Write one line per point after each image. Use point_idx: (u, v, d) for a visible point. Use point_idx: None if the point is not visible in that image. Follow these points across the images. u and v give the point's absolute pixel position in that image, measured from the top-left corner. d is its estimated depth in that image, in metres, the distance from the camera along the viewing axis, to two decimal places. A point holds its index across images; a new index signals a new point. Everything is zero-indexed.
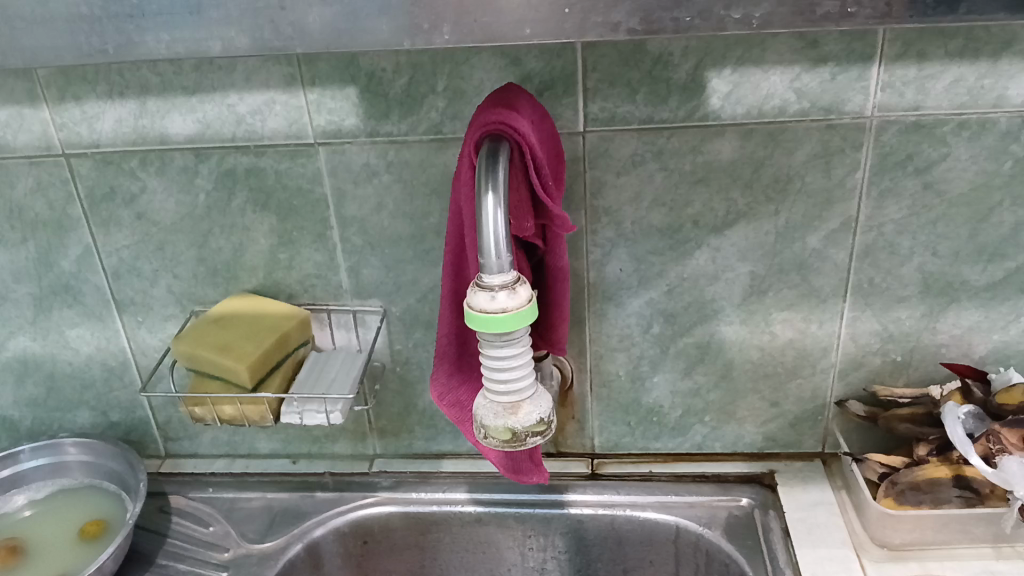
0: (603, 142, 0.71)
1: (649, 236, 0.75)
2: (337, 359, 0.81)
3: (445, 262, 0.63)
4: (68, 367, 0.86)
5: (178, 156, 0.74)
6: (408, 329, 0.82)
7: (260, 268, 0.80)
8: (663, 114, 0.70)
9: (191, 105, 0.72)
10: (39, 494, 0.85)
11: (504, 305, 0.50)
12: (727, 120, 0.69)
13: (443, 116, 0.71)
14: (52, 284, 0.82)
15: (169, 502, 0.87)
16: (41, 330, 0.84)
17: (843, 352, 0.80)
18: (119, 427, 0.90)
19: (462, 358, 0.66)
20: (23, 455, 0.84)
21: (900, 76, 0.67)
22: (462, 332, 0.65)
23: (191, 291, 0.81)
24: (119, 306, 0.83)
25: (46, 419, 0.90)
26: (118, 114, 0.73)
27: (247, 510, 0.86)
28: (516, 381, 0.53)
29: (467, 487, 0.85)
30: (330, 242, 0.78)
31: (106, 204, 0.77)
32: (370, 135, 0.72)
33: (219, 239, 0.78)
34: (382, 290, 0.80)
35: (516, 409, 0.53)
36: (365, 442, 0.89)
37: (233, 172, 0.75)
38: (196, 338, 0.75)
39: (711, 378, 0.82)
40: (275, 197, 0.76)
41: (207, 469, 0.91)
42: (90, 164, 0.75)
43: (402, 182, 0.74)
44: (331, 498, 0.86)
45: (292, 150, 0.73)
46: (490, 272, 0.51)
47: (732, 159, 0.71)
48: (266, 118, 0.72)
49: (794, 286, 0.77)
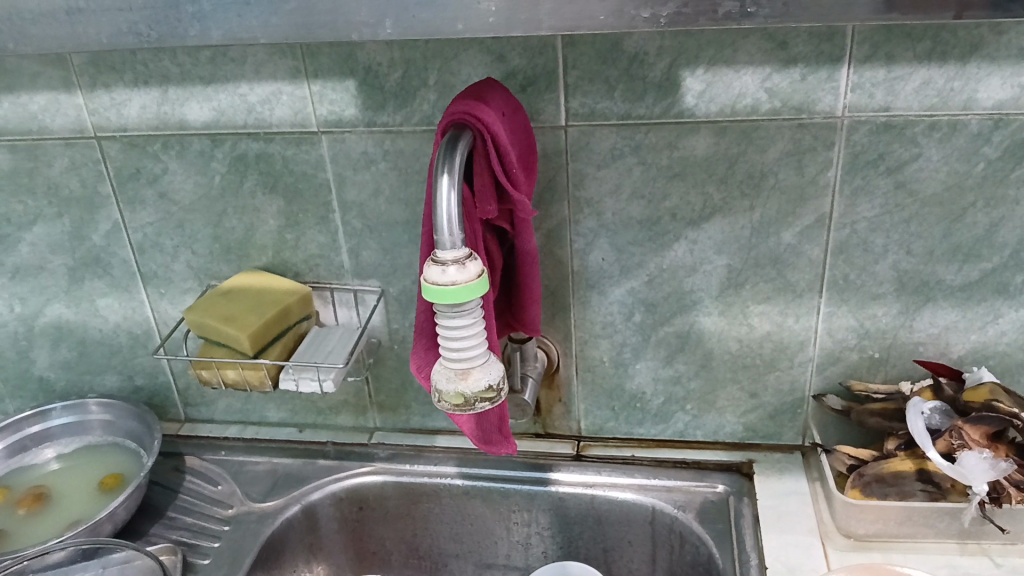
0: (583, 136, 0.75)
1: (628, 227, 0.79)
2: (335, 332, 0.86)
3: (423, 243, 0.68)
4: (98, 333, 0.94)
5: (196, 140, 0.81)
6: (404, 309, 0.87)
7: (269, 247, 0.86)
8: (640, 110, 0.73)
9: (207, 94, 0.78)
10: (66, 449, 0.93)
11: (454, 278, 0.54)
12: (702, 117, 0.73)
13: (434, 108, 0.75)
14: (84, 256, 0.90)
15: (184, 461, 0.94)
16: (74, 299, 0.92)
17: (820, 347, 0.82)
18: (143, 391, 0.98)
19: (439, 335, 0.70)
20: (54, 412, 0.92)
21: (869, 77, 0.69)
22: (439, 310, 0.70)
23: (208, 267, 0.88)
24: (143, 278, 0.90)
25: (79, 381, 0.98)
26: (143, 102, 0.80)
27: (253, 472, 0.92)
28: (468, 349, 0.57)
29: (457, 461, 0.90)
30: (332, 224, 0.83)
31: (132, 183, 0.84)
32: (367, 124, 0.77)
33: (233, 220, 0.85)
34: (380, 271, 0.85)
35: (466, 374, 0.57)
36: (367, 415, 0.95)
37: (245, 157, 0.81)
38: (207, 308, 0.82)
39: (692, 367, 0.85)
40: (283, 180, 0.82)
41: (221, 434, 0.98)
42: (118, 146, 0.82)
43: (398, 170, 0.79)
44: (331, 465, 0.92)
45: (298, 138, 0.79)
46: (444, 248, 0.55)
47: (707, 154, 0.74)
48: (274, 107, 0.78)
49: (770, 280, 0.79)
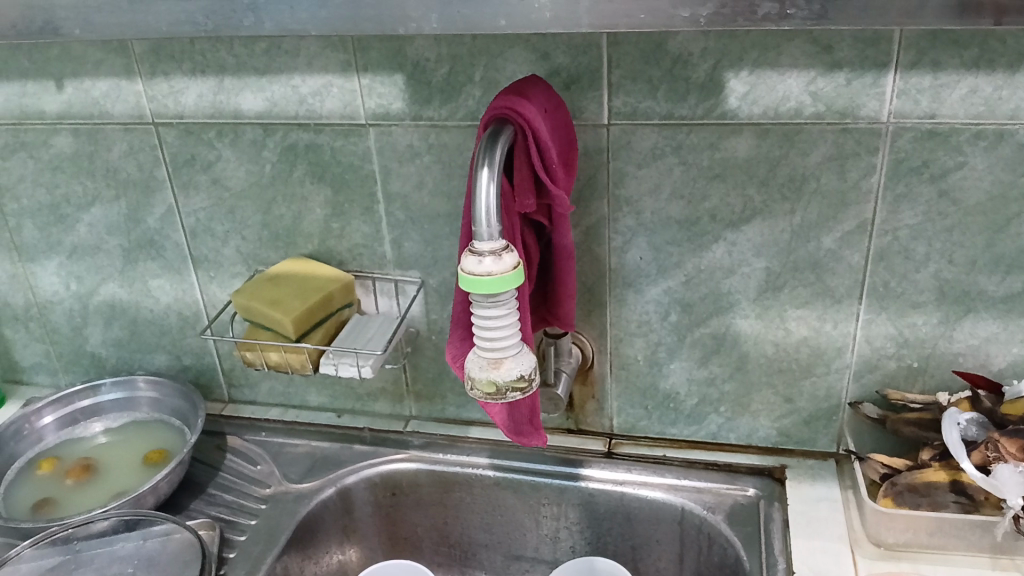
0: (625, 135, 0.76)
1: (667, 226, 0.79)
2: (376, 321, 0.88)
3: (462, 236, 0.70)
4: (150, 313, 0.98)
5: (249, 129, 0.84)
6: (443, 300, 0.88)
7: (316, 235, 0.88)
8: (682, 111, 0.74)
9: (261, 85, 0.81)
10: (114, 424, 0.97)
11: (490, 269, 0.56)
12: (744, 119, 0.73)
13: (479, 103, 0.77)
14: (139, 238, 0.93)
15: (226, 441, 0.97)
16: (128, 279, 0.96)
17: (858, 354, 0.81)
18: (190, 371, 1.01)
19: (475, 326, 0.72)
20: (103, 387, 0.97)
21: (915, 84, 0.69)
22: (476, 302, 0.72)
23: (256, 253, 0.91)
24: (194, 261, 0.93)
25: (130, 358, 1.02)
26: (200, 90, 0.83)
27: (292, 454, 0.94)
28: (500, 339, 0.58)
29: (489, 453, 0.92)
30: (377, 215, 0.85)
31: (187, 169, 0.87)
32: (413, 118, 0.79)
33: (281, 207, 0.87)
34: (421, 262, 0.87)
35: (498, 364, 0.58)
36: (403, 403, 0.97)
37: (295, 146, 0.83)
38: (254, 291, 0.84)
39: (727, 369, 0.85)
40: (331, 170, 0.84)
41: (262, 415, 1.00)
42: (175, 133, 0.85)
43: (442, 163, 0.81)
44: (366, 451, 0.94)
45: (346, 129, 0.81)
46: (481, 239, 0.57)
47: (748, 156, 0.74)
48: (325, 99, 0.80)
49: (808, 285, 0.79)
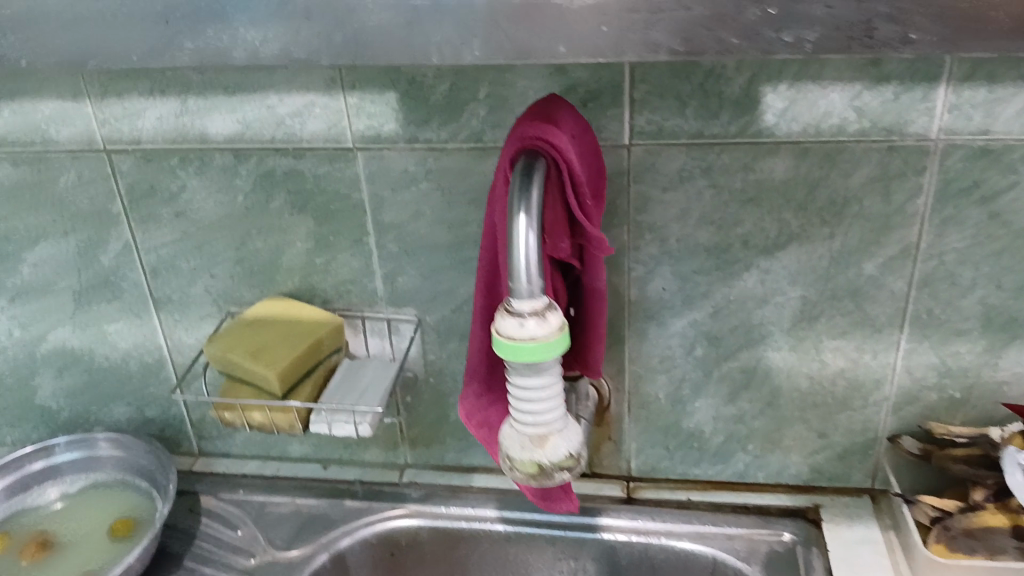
0: (649, 156, 0.68)
1: (695, 254, 0.71)
2: (369, 366, 0.79)
3: (478, 280, 0.62)
4: (107, 361, 0.87)
5: (218, 155, 0.73)
6: (442, 339, 0.80)
7: (297, 271, 0.78)
8: (713, 129, 0.66)
9: (232, 105, 0.71)
10: (72, 487, 0.89)
11: (533, 333, 0.48)
12: (783, 137, 0.65)
13: (484, 124, 0.68)
14: (92, 279, 0.82)
15: (200, 502, 0.88)
16: (82, 323, 0.85)
17: (898, 386, 0.75)
18: (155, 423, 0.91)
19: (493, 378, 0.65)
20: (58, 448, 0.88)
21: (969, 97, 0.63)
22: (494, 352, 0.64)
23: (228, 292, 0.81)
24: (157, 303, 0.83)
25: (86, 410, 0.91)
26: (160, 112, 0.72)
27: (278, 514, 0.86)
28: (545, 413, 0.51)
29: (497, 504, 0.84)
30: (367, 248, 0.76)
31: (146, 201, 0.77)
32: (409, 141, 0.70)
33: (257, 241, 0.77)
34: (418, 298, 0.78)
35: (543, 441, 0.51)
36: (397, 450, 0.88)
37: (273, 173, 0.74)
38: (232, 341, 0.75)
39: (757, 405, 0.78)
40: (313, 200, 0.74)
41: (239, 470, 0.91)
42: (131, 161, 0.75)
43: (441, 190, 0.72)
44: (360, 507, 0.86)
45: (331, 154, 0.72)
46: (520, 297, 0.49)
47: (785, 178, 0.67)
48: (306, 120, 0.71)
49: (847, 314, 0.72)
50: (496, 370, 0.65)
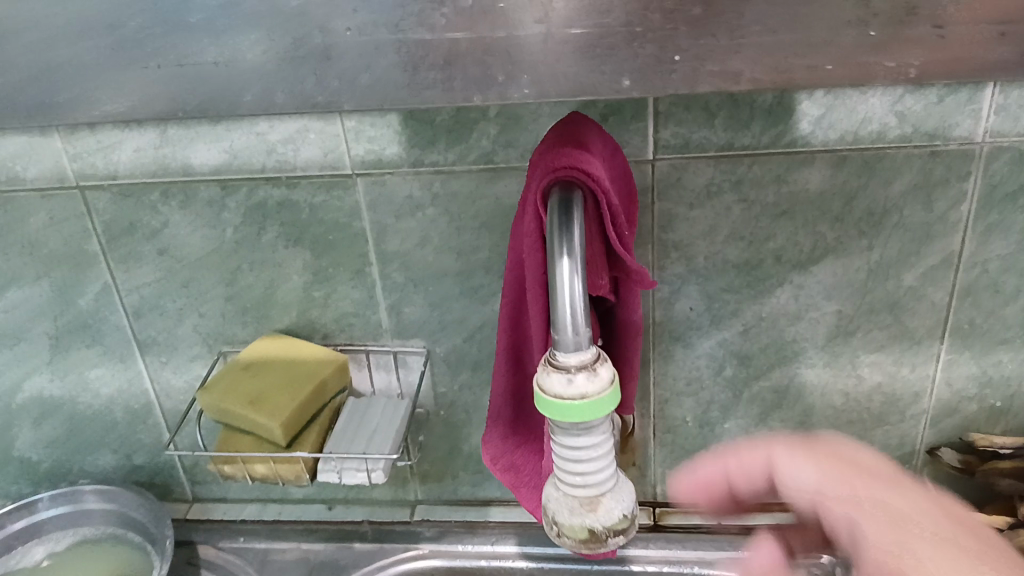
0: (675, 171, 0.63)
1: (724, 272, 0.67)
2: (377, 403, 0.73)
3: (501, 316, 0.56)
4: (90, 408, 0.81)
5: (203, 188, 0.67)
6: (453, 370, 0.75)
7: (294, 306, 0.73)
8: (744, 140, 0.61)
9: (217, 133, 0.65)
10: (58, 546, 0.82)
11: (583, 390, 0.42)
12: (819, 147, 0.61)
13: (495, 144, 0.63)
14: (69, 323, 0.76)
15: (198, 552, 0.81)
16: (60, 370, 0.79)
17: (936, 399, 0.72)
18: (144, 470, 0.85)
19: (519, 419, 0.60)
20: (41, 504, 0.82)
21: (1017, 98, 0.59)
22: (519, 390, 0.59)
23: (219, 331, 0.75)
24: (141, 345, 0.77)
25: (68, 461, 0.85)
26: (138, 144, 0.66)
27: (281, 563, 0.80)
28: (595, 473, 0.45)
29: (517, 539, 0.79)
30: (369, 278, 0.71)
31: (126, 238, 0.71)
32: (413, 164, 0.65)
33: (249, 277, 0.72)
34: (425, 330, 0.73)
35: (594, 504, 0.45)
36: (407, 487, 0.83)
37: (264, 205, 0.68)
38: (228, 389, 0.69)
39: (790, 424, 0.74)
40: (310, 231, 0.69)
41: (238, 515, 0.86)
42: (108, 197, 0.69)
43: (449, 215, 0.67)
44: (370, 550, 0.80)
45: (328, 181, 0.66)
46: (565, 350, 0.43)
47: (821, 189, 0.63)
48: (300, 147, 0.65)
49: (885, 327, 0.69)
50: (521, 410, 0.60)
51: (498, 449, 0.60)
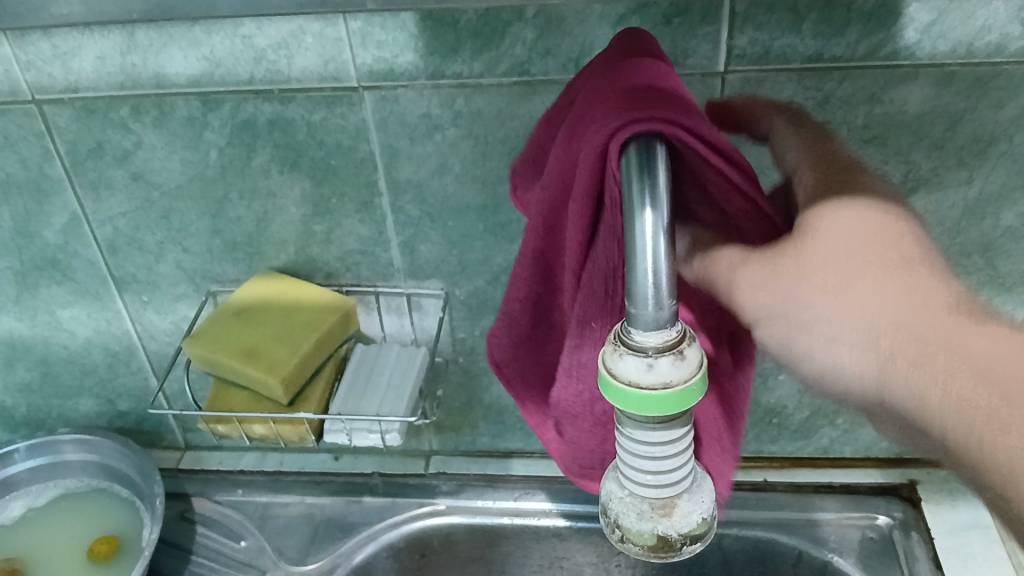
0: (748, 88, 0.52)
1: None
2: (391, 351, 0.65)
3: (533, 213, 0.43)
4: (64, 351, 0.72)
5: (181, 102, 0.57)
6: (475, 315, 0.66)
7: (291, 242, 0.63)
8: (835, 49, 0.51)
9: (195, 37, 0.54)
10: (39, 500, 0.74)
11: (667, 377, 0.33)
12: (923, 60, 0.51)
13: (531, 51, 0.52)
14: (35, 258, 0.66)
15: (193, 506, 0.73)
16: (28, 309, 0.70)
17: None
18: (129, 417, 0.77)
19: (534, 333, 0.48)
20: (17, 455, 0.72)
21: None
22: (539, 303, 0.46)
23: (207, 269, 0.66)
24: (119, 283, 0.67)
25: (45, 406, 0.77)
26: (100, 49, 0.55)
27: (283, 519, 0.73)
28: (672, 472, 0.35)
29: (544, 495, 0.72)
30: (378, 211, 0.61)
31: (93, 161, 0.60)
32: (431, 76, 0.54)
33: (238, 207, 0.62)
34: (444, 270, 0.63)
35: (669, 508, 0.36)
36: (421, 437, 0.75)
37: (254, 124, 0.57)
38: (220, 338, 0.60)
39: None
40: (308, 155, 0.58)
41: (235, 465, 0.77)
42: (69, 112, 0.58)
43: (473, 138, 0.56)
44: (381, 505, 0.73)
45: (330, 96, 0.56)
46: (642, 327, 0.33)
47: (921, 111, 0.53)
48: (294, 54, 0.54)
49: (975, 272, 0.60)
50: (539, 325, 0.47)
51: (519, 371, 0.49)
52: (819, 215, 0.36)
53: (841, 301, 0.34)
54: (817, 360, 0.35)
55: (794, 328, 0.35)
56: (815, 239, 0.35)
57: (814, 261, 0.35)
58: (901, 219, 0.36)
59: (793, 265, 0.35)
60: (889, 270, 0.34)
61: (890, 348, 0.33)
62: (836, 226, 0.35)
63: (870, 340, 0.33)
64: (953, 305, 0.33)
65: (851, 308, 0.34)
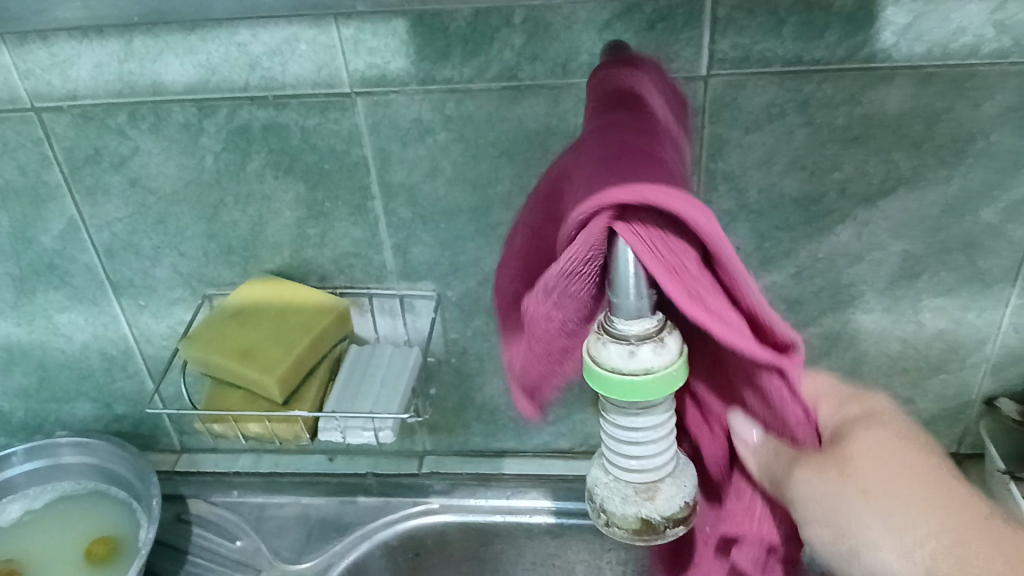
0: (730, 90, 0.54)
1: (779, 207, 0.59)
2: (384, 351, 0.66)
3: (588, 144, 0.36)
4: (61, 355, 0.73)
5: (177, 109, 0.58)
6: (467, 315, 0.67)
7: (286, 245, 0.64)
8: (815, 52, 0.52)
9: (191, 45, 0.55)
10: (36, 503, 0.74)
11: (649, 364, 0.34)
12: (900, 62, 0.52)
13: (520, 56, 0.54)
14: (32, 263, 0.67)
15: (189, 509, 0.75)
16: (25, 315, 0.71)
17: (1002, 345, 0.65)
18: (125, 420, 0.78)
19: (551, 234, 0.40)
20: (15, 458, 0.73)
21: None
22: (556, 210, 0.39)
23: (203, 272, 0.67)
24: (116, 287, 0.68)
25: (41, 411, 0.77)
26: (98, 58, 0.56)
27: (279, 520, 0.74)
28: (655, 458, 0.37)
29: (536, 492, 0.73)
30: (371, 214, 0.62)
31: (91, 168, 0.61)
32: (422, 82, 0.56)
33: (233, 211, 0.63)
34: (436, 271, 0.65)
35: (652, 493, 0.37)
36: (414, 438, 0.76)
37: (249, 129, 0.58)
38: (217, 338, 0.61)
39: (838, 373, 0.67)
40: (302, 159, 0.60)
41: (230, 468, 0.78)
42: (67, 120, 0.59)
43: (464, 141, 0.58)
44: (375, 505, 0.74)
45: (323, 101, 0.57)
46: (624, 315, 0.34)
47: (900, 111, 0.54)
48: (288, 60, 0.55)
49: (955, 269, 0.61)
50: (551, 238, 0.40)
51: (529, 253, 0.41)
52: (853, 429, 0.41)
53: (889, 509, 0.39)
54: (864, 557, 0.39)
55: (849, 530, 0.39)
56: (868, 459, 0.40)
57: (861, 476, 0.39)
58: (914, 432, 0.43)
59: (844, 478, 0.39)
60: (923, 486, 0.40)
61: (933, 556, 0.38)
62: (872, 442, 0.40)
63: (918, 550, 0.38)
64: (975, 518, 0.39)
65: (897, 516, 0.39)
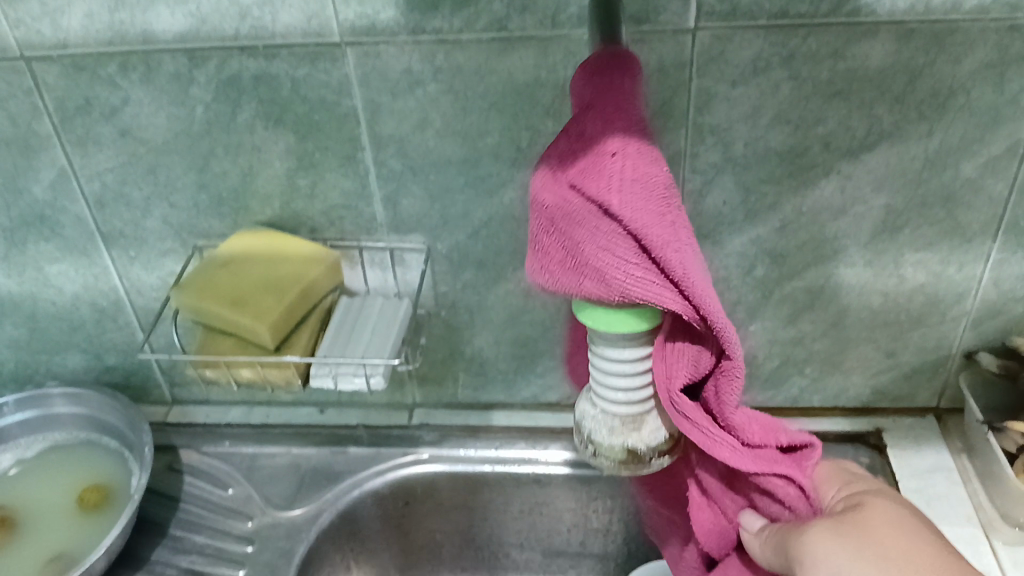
0: (718, 43, 0.55)
1: (765, 161, 0.60)
2: (374, 303, 0.67)
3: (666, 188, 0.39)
4: (53, 307, 0.74)
5: (167, 59, 0.58)
6: (457, 268, 0.68)
7: (277, 196, 0.65)
8: (801, 6, 0.53)
9: None
10: (29, 452, 0.75)
11: None
12: (884, 16, 0.53)
13: (510, 7, 0.54)
14: (22, 214, 0.68)
15: (180, 458, 0.76)
16: (16, 266, 0.71)
17: (980, 300, 0.66)
18: (117, 372, 0.78)
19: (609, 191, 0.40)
20: (6, 408, 0.74)
21: None
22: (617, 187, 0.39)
23: (194, 223, 0.67)
24: (107, 238, 0.69)
25: (33, 363, 0.78)
26: (87, 6, 0.56)
27: (272, 469, 0.75)
28: (639, 394, 0.44)
29: (524, 443, 0.74)
30: (361, 166, 0.62)
31: (80, 118, 0.62)
32: (412, 33, 0.56)
33: (224, 162, 0.63)
34: (426, 224, 0.65)
35: (636, 424, 0.45)
36: (404, 390, 0.77)
37: (239, 80, 0.59)
38: (208, 286, 0.62)
39: (820, 326, 0.69)
40: (293, 110, 0.60)
41: (223, 418, 0.79)
42: (57, 69, 0.59)
43: (454, 93, 0.58)
44: (365, 455, 0.75)
45: (313, 52, 0.57)
46: None
47: (883, 65, 0.55)
48: (278, 10, 0.56)
49: (935, 223, 0.62)
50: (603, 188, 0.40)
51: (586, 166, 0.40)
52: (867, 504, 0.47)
53: (893, 557, 0.43)
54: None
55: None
56: (882, 529, 0.45)
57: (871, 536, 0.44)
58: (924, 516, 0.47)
59: (853, 534, 0.44)
60: (926, 551, 0.44)
61: None
62: (883, 514, 0.46)
63: None
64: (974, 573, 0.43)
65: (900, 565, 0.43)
